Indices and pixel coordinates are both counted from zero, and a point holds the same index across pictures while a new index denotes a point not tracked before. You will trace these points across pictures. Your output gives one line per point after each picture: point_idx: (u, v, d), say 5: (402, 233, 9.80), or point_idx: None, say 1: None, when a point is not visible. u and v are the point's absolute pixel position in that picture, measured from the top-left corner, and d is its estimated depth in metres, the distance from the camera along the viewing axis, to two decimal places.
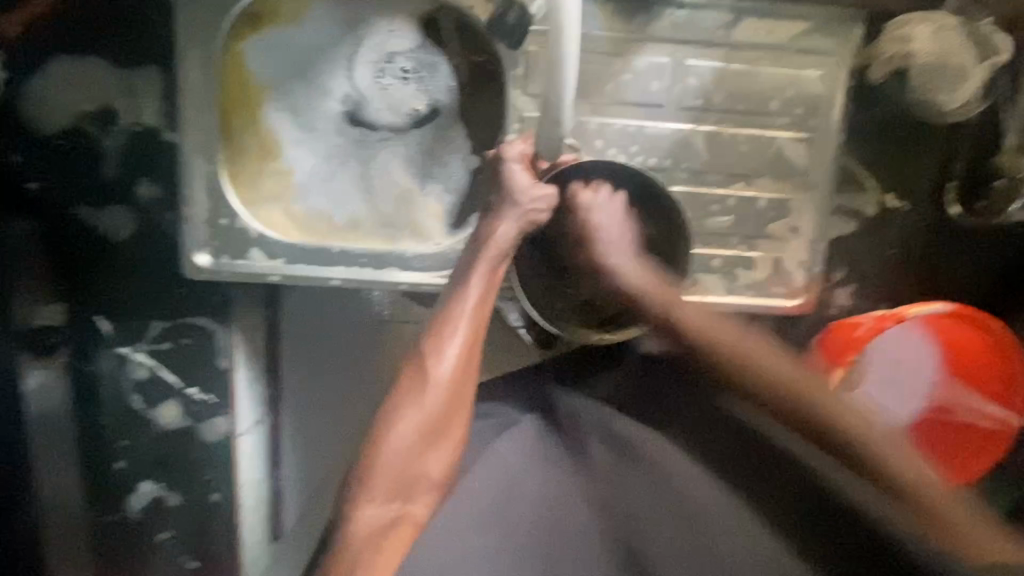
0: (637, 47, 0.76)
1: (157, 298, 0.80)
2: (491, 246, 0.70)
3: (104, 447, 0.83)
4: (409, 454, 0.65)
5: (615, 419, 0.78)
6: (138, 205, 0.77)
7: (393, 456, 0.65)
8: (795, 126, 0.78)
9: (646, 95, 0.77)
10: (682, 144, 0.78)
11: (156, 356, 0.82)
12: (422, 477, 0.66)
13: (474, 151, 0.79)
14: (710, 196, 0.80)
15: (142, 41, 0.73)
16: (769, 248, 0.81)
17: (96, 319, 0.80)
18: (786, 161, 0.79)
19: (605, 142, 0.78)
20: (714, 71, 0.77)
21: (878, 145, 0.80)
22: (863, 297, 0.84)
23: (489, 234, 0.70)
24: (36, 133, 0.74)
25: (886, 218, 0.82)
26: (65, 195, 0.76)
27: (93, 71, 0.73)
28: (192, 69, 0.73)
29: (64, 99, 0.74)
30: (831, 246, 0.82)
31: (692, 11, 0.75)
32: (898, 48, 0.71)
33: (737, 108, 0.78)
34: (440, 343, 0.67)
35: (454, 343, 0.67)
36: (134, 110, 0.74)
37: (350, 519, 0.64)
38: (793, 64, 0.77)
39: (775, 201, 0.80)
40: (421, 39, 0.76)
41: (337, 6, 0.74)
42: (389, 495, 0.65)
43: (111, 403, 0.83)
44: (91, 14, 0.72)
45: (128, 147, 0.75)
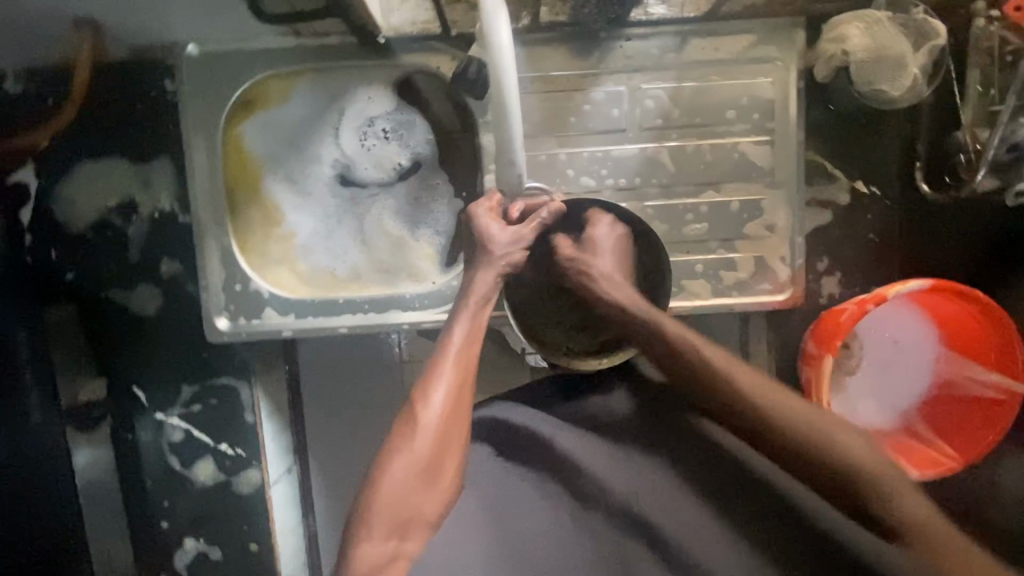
0: (593, 80, 0.82)
1: (184, 364, 0.87)
2: (473, 292, 0.71)
3: (149, 506, 0.90)
4: (406, 492, 0.61)
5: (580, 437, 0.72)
6: (162, 282, 0.85)
7: (391, 496, 0.60)
8: (754, 131, 0.82)
9: (608, 122, 0.82)
10: (649, 162, 0.83)
11: (188, 418, 0.88)
12: (417, 515, 0.61)
13: (457, 195, 0.85)
14: (682, 206, 0.84)
15: (153, 138, 0.83)
16: (748, 247, 0.84)
17: (133, 389, 0.88)
18: (751, 164, 0.83)
19: (576, 170, 0.83)
20: (669, 92, 0.82)
21: (839, 137, 0.83)
22: (850, 283, 0.86)
23: (472, 280, 0.71)
24: (69, 230, 0.84)
25: (860, 204, 0.84)
26: (98, 282, 0.85)
27: (113, 170, 0.83)
28: (198, 156, 0.81)
29: (90, 197, 0.83)
30: (810, 238, 0.85)
31: (640, 41, 0.81)
32: (835, 48, 0.74)
33: (696, 121, 0.82)
34: (428, 385, 0.65)
35: (442, 385, 0.65)
36: (151, 198, 0.83)
37: (348, 556, 0.58)
38: (744, 75, 0.82)
39: (747, 203, 0.83)
40: (397, 101, 0.83)
41: (319, 84, 0.82)
42: (388, 532, 0.59)
43: (152, 468, 0.90)
44: (108, 121, 0.82)
45: (149, 231, 0.84)
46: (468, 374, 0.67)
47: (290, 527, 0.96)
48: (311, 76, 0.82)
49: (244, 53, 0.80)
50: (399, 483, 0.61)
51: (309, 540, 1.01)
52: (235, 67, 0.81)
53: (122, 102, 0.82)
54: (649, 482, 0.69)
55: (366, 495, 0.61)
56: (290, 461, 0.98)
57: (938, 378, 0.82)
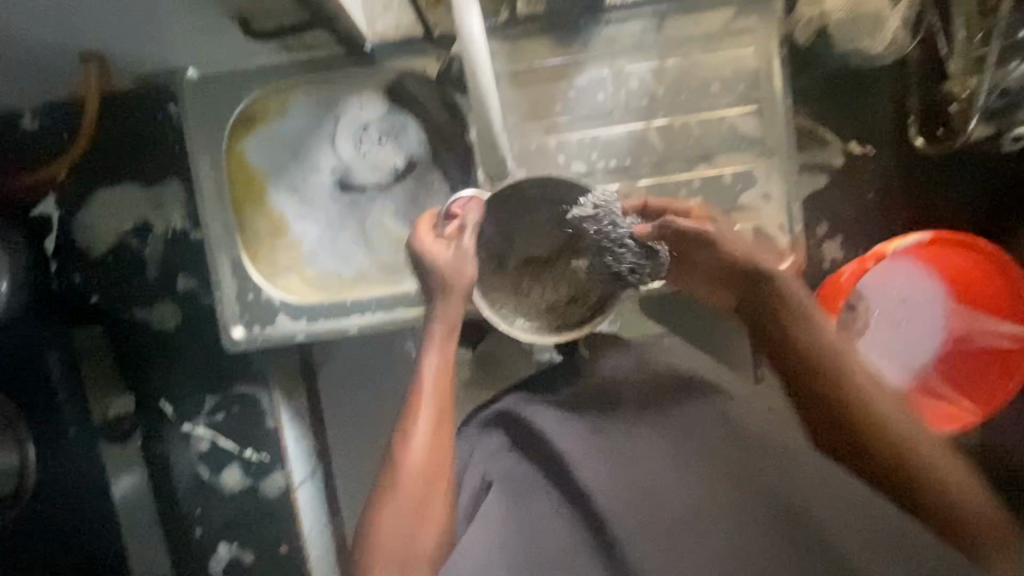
0: (576, 67, 0.83)
1: (207, 375, 0.91)
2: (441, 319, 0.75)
3: (183, 518, 0.93)
4: (398, 533, 0.67)
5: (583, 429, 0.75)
6: (180, 297, 0.89)
7: (384, 540, 0.67)
8: (740, 102, 0.83)
9: (594, 106, 0.84)
10: (638, 142, 0.84)
11: (213, 427, 0.92)
12: (411, 553, 0.67)
13: (453, 190, 0.87)
14: (675, 182, 0.84)
15: (162, 162, 0.87)
16: (746, 218, 0.84)
17: (161, 404, 0.92)
18: (739, 135, 0.83)
19: (567, 157, 0.84)
20: (652, 71, 0.83)
21: (826, 100, 0.83)
22: (852, 246, 0.85)
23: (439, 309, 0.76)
24: (92, 255, 0.89)
25: (855, 165, 0.84)
26: (121, 302, 0.90)
27: (127, 195, 0.88)
28: (205, 174, 0.85)
29: (109, 223, 0.88)
30: (807, 204, 0.85)
31: (618, 25, 0.83)
32: (813, 11, 0.74)
33: (681, 98, 0.83)
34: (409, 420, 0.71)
35: (422, 415, 0.72)
36: (164, 218, 0.88)
37: None
38: (725, 47, 0.82)
39: (740, 173, 0.84)
40: (388, 105, 0.85)
41: (313, 95, 0.85)
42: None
43: (182, 478, 0.93)
44: (121, 149, 0.87)
45: (164, 250, 0.88)
46: (443, 414, 0.72)
47: (318, 528, 0.99)
48: (305, 88, 0.85)
49: (240, 72, 0.84)
50: (393, 525, 0.68)
51: None
52: (233, 86, 0.85)
53: (131, 130, 0.87)
54: (647, 471, 0.73)
55: (361, 545, 0.69)
56: (314, 464, 0.99)
57: (953, 332, 0.81)
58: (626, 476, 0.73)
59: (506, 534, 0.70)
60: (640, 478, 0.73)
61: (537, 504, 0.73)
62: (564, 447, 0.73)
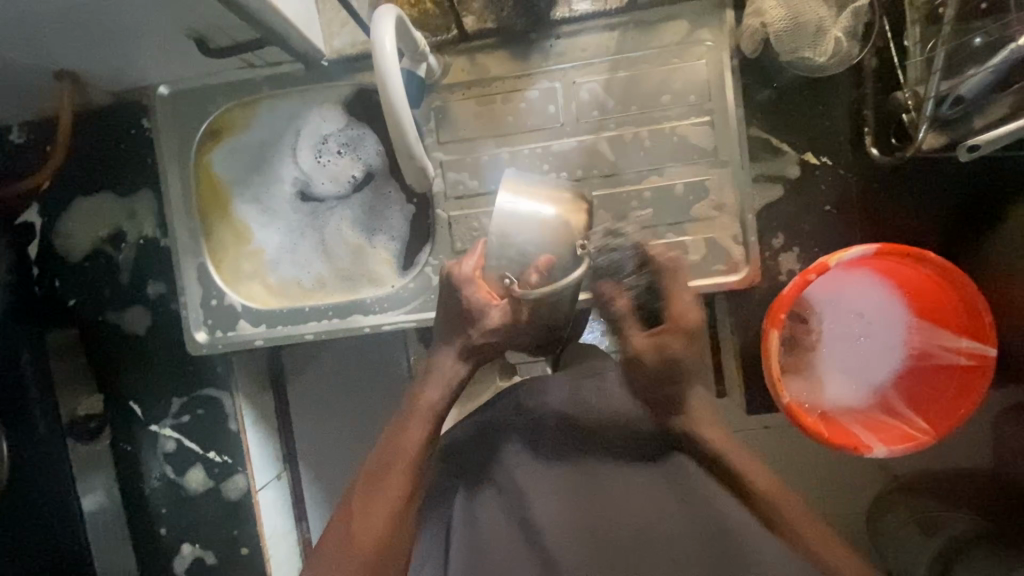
0: (527, 80, 0.84)
1: (175, 377, 0.94)
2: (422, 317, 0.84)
3: (149, 515, 0.97)
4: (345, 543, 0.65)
5: (518, 444, 0.69)
6: (150, 302, 0.93)
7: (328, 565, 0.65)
8: (691, 113, 0.83)
9: (545, 117, 0.85)
10: (589, 152, 0.84)
11: (179, 429, 0.95)
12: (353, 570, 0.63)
13: (409, 200, 0.89)
14: (626, 193, 0.84)
15: (136, 172, 0.91)
16: (698, 229, 0.84)
17: (131, 404, 0.95)
18: (691, 145, 0.83)
19: (519, 168, 0.85)
20: (602, 83, 0.84)
21: (781, 111, 0.82)
22: (810, 259, 0.83)
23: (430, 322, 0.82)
24: (70, 260, 0.94)
25: (811, 177, 0.82)
26: (96, 307, 0.94)
27: (104, 204, 0.92)
28: (174, 185, 0.89)
29: (87, 230, 0.93)
30: (763, 215, 0.83)
31: (569, 38, 0.84)
32: (756, 22, 0.73)
33: (632, 108, 0.83)
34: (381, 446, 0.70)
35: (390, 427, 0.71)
36: (137, 226, 0.92)
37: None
38: (676, 59, 0.82)
39: (692, 184, 0.83)
40: (347, 118, 0.88)
41: (275, 110, 0.89)
42: None
43: (151, 476, 0.96)
44: (98, 161, 0.92)
45: (136, 257, 0.93)
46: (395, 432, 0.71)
47: (282, 530, 1.01)
48: (267, 103, 0.89)
49: (207, 88, 0.88)
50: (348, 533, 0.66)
51: (304, 545, 1.05)
52: (201, 102, 0.89)
53: (106, 142, 0.91)
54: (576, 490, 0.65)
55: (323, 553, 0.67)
56: (279, 468, 1.03)
57: (912, 348, 0.78)
58: (568, 505, 0.64)
59: (471, 545, 0.65)
60: (586, 517, 0.63)
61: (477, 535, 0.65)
62: (528, 475, 0.66)
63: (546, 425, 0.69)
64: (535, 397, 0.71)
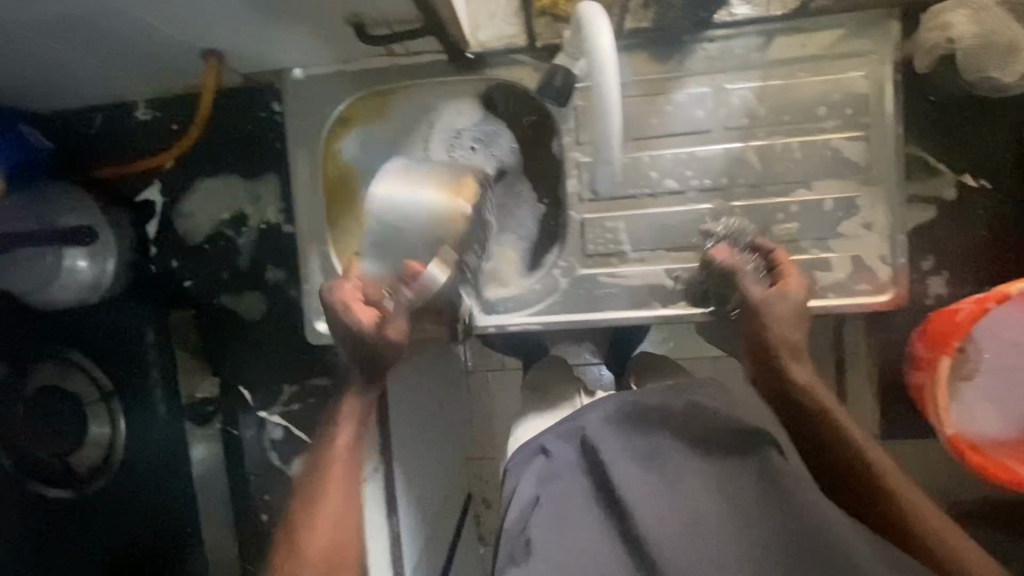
0: (675, 83, 0.82)
1: (287, 365, 0.94)
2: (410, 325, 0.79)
3: (253, 498, 0.99)
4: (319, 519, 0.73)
5: (609, 446, 0.61)
6: (268, 288, 0.92)
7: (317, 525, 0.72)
8: (846, 127, 0.80)
9: (691, 123, 0.82)
10: (735, 162, 0.82)
11: (288, 416, 0.95)
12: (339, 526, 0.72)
13: (540, 201, 0.88)
14: (771, 205, 0.82)
15: (262, 156, 0.91)
16: (844, 247, 0.81)
17: (241, 389, 0.97)
18: (843, 161, 0.80)
19: (660, 173, 0.83)
20: (754, 91, 0.81)
21: (942, 129, 0.79)
22: (960, 285, 0.81)
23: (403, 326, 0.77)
24: (190, 242, 0.94)
25: (969, 199, 0.80)
26: (212, 290, 0.94)
27: (228, 187, 0.92)
28: (302, 170, 0.87)
29: (208, 212, 0.93)
30: (914, 236, 0.81)
31: (722, 43, 0.81)
32: (938, 37, 0.71)
33: (784, 119, 0.81)
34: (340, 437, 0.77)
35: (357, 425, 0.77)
36: (260, 211, 0.91)
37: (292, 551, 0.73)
38: (833, 70, 0.79)
39: (842, 200, 0.81)
40: (484, 114, 0.86)
41: (409, 100, 0.87)
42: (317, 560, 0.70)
43: (256, 460, 0.98)
44: (224, 143, 0.91)
45: (257, 242, 0.92)
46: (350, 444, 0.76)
47: None
48: (402, 93, 0.86)
49: (341, 75, 0.86)
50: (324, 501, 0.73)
51: None
52: (334, 88, 0.87)
53: (234, 125, 0.91)
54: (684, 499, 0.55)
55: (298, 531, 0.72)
56: None
57: None
58: (669, 515, 0.55)
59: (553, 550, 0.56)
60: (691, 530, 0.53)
61: (571, 534, 0.57)
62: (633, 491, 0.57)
63: (659, 420, 0.62)
64: (633, 403, 0.64)
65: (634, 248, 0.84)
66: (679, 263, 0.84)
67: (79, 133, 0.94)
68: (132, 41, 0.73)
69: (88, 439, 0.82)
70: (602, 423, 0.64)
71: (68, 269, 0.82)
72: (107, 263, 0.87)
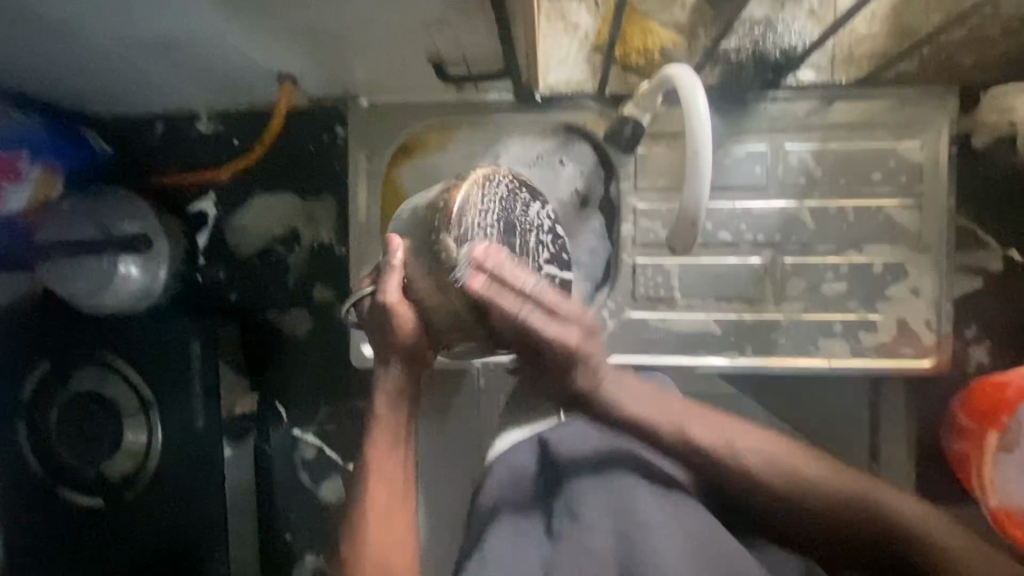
0: (736, 138, 0.83)
1: (329, 384, 0.95)
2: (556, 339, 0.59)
3: (277, 517, 0.97)
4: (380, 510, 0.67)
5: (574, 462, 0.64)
6: (314, 307, 0.94)
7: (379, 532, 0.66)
8: (901, 194, 0.82)
9: (749, 179, 0.83)
10: (790, 219, 0.83)
11: (322, 436, 0.95)
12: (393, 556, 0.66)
13: (607, 225, 0.86)
14: (821, 264, 0.83)
15: (321, 177, 0.93)
16: (891, 310, 0.83)
17: (276, 405, 0.96)
18: (896, 227, 0.82)
19: (715, 224, 0.84)
20: (813, 152, 0.83)
21: (991, 205, 0.83)
22: (999, 354, 0.84)
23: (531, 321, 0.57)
24: (239, 255, 0.95)
25: (1012, 273, 0.84)
26: (258, 304, 0.95)
27: (284, 205, 0.94)
28: (360, 195, 0.89)
29: (260, 227, 0.94)
30: (958, 304, 0.84)
31: (785, 104, 0.82)
32: (1000, 118, 0.75)
33: (840, 181, 0.82)
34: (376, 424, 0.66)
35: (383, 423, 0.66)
36: (313, 230, 0.93)
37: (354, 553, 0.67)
38: (890, 137, 0.81)
39: (891, 265, 0.82)
40: (553, 143, 0.86)
41: (472, 132, 0.87)
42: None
43: (284, 479, 0.97)
44: (284, 162, 0.94)
45: (308, 261, 0.94)
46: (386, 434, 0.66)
47: None
48: (465, 126, 0.87)
49: (408, 105, 0.88)
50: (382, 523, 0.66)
51: None
52: (400, 119, 0.88)
53: (297, 146, 0.93)
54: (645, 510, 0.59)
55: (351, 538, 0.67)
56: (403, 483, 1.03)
57: None
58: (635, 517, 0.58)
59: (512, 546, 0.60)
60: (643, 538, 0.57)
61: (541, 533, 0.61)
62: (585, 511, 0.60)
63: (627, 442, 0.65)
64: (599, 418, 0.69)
65: (683, 295, 0.85)
66: (727, 313, 0.85)
67: (139, 140, 0.95)
68: (220, 61, 0.75)
69: (122, 446, 0.85)
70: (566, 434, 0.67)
71: (120, 276, 0.85)
72: (157, 272, 0.88)
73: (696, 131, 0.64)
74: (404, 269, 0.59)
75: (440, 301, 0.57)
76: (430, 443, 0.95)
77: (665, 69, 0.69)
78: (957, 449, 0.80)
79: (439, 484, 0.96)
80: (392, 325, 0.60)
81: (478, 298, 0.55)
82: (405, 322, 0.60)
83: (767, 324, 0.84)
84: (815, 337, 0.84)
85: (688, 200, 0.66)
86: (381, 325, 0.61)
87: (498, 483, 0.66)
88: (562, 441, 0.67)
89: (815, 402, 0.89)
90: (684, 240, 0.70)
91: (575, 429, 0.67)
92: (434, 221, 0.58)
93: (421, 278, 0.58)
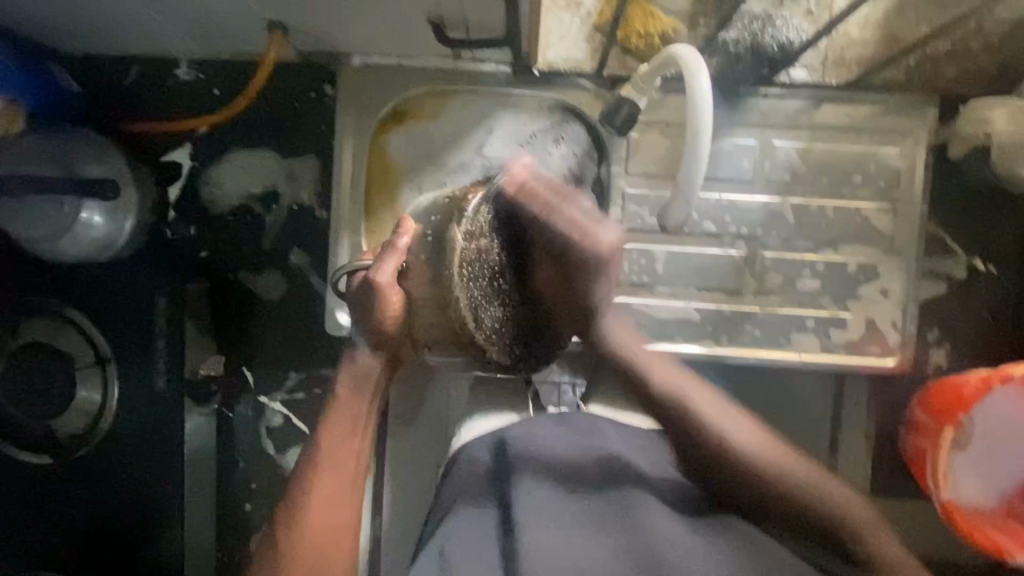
0: (728, 129, 0.85)
1: (301, 351, 0.92)
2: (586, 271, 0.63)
3: (236, 489, 0.92)
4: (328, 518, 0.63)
5: (524, 465, 0.63)
6: (290, 271, 0.91)
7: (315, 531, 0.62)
8: (878, 198, 0.84)
9: (737, 171, 0.85)
10: (773, 214, 0.85)
11: (290, 404, 0.92)
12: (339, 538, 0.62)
13: (600, 204, 0.85)
14: (800, 261, 0.85)
15: (305, 135, 0.90)
16: (861, 309, 0.85)
17: (243, 370, 0.92)
18: (871, 227, 0.85)
19: (701, 215, 0.85)
20: (798, 149, 0.84)
21: (959, 214, 0.87)
22: (958, 357, 0.89)
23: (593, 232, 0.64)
24: (213, 211, 0.91)
25: (975, 281, 0.88)
26: (228, 264, 0.91)
27: (263, 161, 0.90)
28: (347, 157, 0.86)
29: (237, 183, 0.91)
30: (922, 308, 0.88)
31: (777, 100, 0.84)
32: (976, 129, 0.78)
33: (822, 181, 0.85)
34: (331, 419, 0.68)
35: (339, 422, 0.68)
36: (295, 190, 0.90)
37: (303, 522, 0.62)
38: (872, 142, 0.84)
39: (865, 265, 0.85)
40: (550, 117, 0.85)
41: (468, 104, 0.85)
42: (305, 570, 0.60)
43: (247, 448, 0.92)
44: (267, 119, 0.90)
45: (287, 221, 0.91)
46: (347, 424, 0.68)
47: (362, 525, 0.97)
48: (462, 97, 0.85)
49: (402, 70, 0.85)
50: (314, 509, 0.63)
51: None
52: (392, 82, 0.86)
53: (282, 101, 0.90)
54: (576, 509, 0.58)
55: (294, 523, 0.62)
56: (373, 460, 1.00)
57: None
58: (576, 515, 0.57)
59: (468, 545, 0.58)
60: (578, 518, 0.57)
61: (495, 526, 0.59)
62: (541, 503, 0.58)
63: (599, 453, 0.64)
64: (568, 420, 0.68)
65: (666, 281, 0.86)
66: (707, 302, 0.86)
67: (110, 82, 0.90)
68: (210, 5, 0.72)
69: (76, 402, 0.81)
70: (528, 431, 0.66)
71: (81, 224, 0.79)
72: (124, 222, 0.82)
73: (697, 110, 0.65)
74: (404, 255, 0.63)
75: (434, 292, 0.60)
76: (401, 417, 0.93)
77: (670, 49, 0.69)
78: (916, 445, 0.83)
79: (409, 459, 0.94)
80: (371, 303, 0.64)
81: (472, 295, 0.58)
82: (393, 302, 0.63)
83: (744, 316, 0.86)
84: (789, 331, 0.86)
85: (682, 183, 0.67)
86: (367, 306, 0.64)
87: (461, 480, 0.65)
88: (522, 436, 0.66)
89: (783, 395, 0.91)
90: (674, 224, 0.71)
91: (539, 429, 0.66)
92: (452, 216, 0.60)
93: (418, 266, 0.61)
